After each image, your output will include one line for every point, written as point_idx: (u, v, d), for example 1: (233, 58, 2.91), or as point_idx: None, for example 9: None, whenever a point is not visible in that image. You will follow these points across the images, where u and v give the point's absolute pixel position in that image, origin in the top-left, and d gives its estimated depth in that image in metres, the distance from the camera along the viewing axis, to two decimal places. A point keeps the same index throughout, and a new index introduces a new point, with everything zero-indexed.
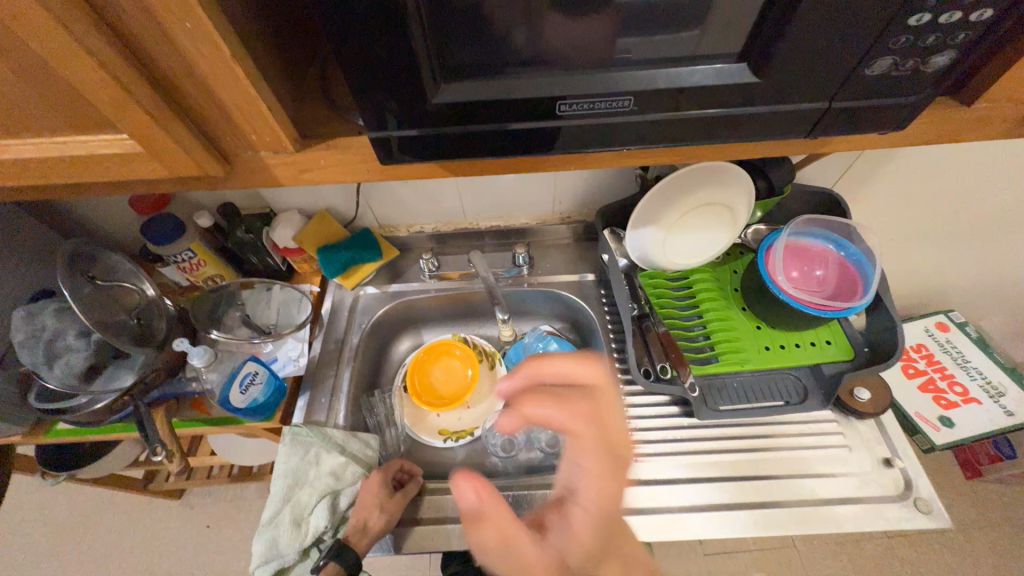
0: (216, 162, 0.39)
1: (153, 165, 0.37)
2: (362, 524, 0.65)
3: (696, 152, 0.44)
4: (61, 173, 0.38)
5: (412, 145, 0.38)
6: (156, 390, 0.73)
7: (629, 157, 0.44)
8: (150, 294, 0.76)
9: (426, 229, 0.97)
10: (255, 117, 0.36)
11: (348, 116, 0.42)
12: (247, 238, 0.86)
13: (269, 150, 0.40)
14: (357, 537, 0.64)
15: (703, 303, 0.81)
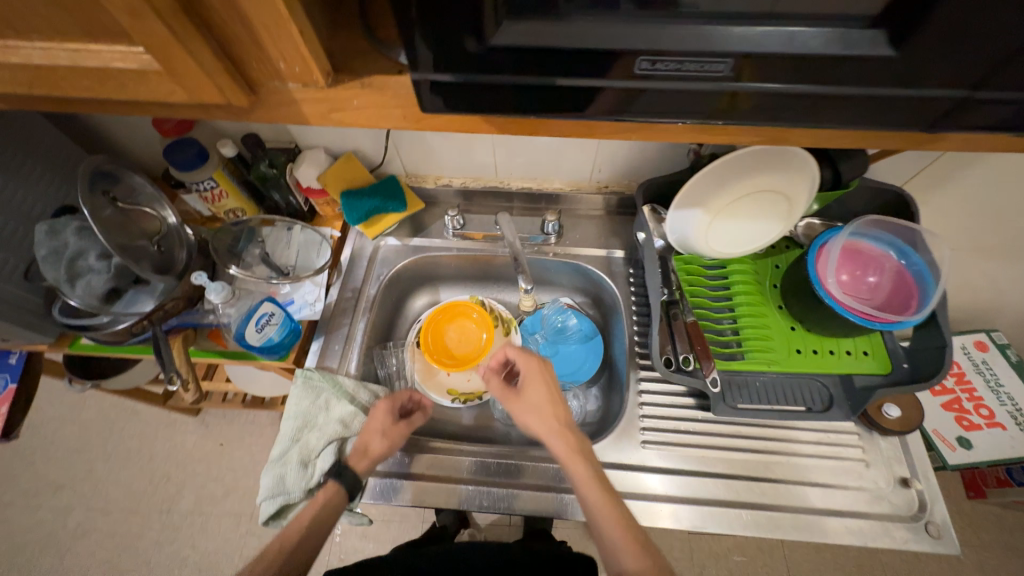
0: (240, 90, 0.35)
1: (172, 87, 0.34)
2: (364, 448, 0.65)
3: (777, 133, 0.38)
4: (73, 85, 0.35)
5: (459, 93, 0.34)
6: (175, 318, 0.74)
7: (698, 131, 0.39)
8: (172, 222, 0.75)
9: (454, 184, 0.92)
10: (285, 43, 0.32)
11: (389, 51, 0.37)
12: (270, 174, 0.83)
13: (298, 82, 0.35)
14: (356, 458, 0.65)
15: (737, 296, 0.77)
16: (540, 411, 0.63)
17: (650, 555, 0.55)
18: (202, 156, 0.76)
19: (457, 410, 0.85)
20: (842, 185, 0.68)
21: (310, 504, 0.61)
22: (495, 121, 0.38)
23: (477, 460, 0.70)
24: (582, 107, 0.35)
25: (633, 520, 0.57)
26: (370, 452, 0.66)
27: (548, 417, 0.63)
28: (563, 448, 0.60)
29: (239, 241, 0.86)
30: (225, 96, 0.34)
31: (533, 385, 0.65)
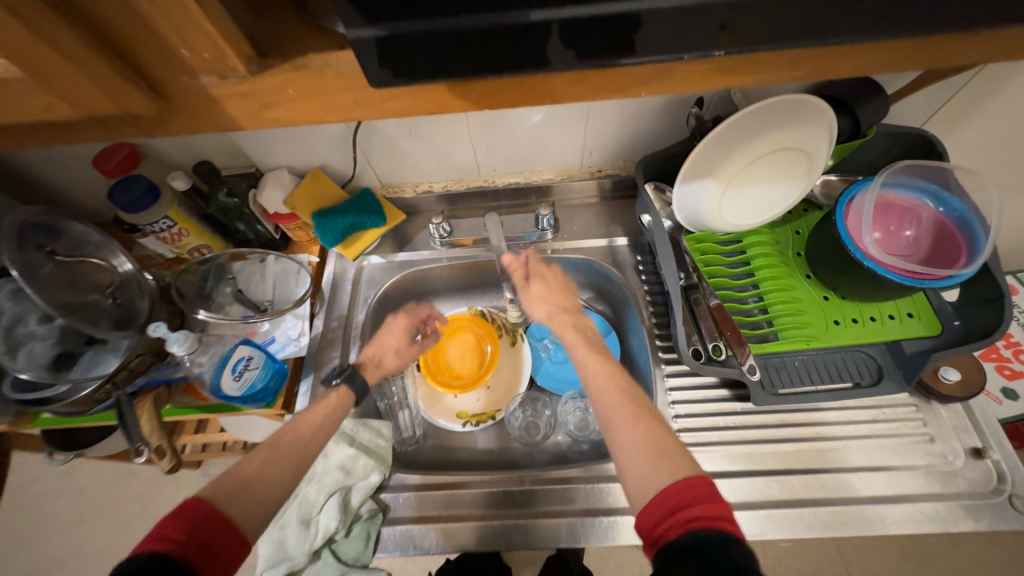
0: (143, 98, 0.28)
1: (49, 100, 0.26)
2: (382, 359, 0.68)
3: (812, 65, 0.31)
4: None
5: (413, 56, 0.27)
6: (142, 377, 0.65)
7: (714, 77, 0.32)
8: (127, 270, 0.68)
9: (435, 189, 0.85)
10: (181, 21, 0.25)
11: (323, 22, 0.30)
12: (231, 203, 0.74)
13: (212, 75, 0.28)
14: (371, 367, 0.67)
15: (759, 272, 0.70)
16: (553, 292, 0.66)
17: (640, 407, 0.51)
18: (152, 193, 0.68)
19: (470, 435, 0.77)
20: (859, 135, 0.62)
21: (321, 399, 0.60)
22: (468, 94, 0.31)
23: (496, 489, 0.62)
24: (573, 55, 0.28)
25: (626, 379, 0.55)
26: (383, 364, 0.68)
27: (558, 300, 0.66)
28: (566, 327, 0.63)
29: (207, 281, 0.78)
30: (118, 104, 0.27)
31: (538, 276, 0.67)
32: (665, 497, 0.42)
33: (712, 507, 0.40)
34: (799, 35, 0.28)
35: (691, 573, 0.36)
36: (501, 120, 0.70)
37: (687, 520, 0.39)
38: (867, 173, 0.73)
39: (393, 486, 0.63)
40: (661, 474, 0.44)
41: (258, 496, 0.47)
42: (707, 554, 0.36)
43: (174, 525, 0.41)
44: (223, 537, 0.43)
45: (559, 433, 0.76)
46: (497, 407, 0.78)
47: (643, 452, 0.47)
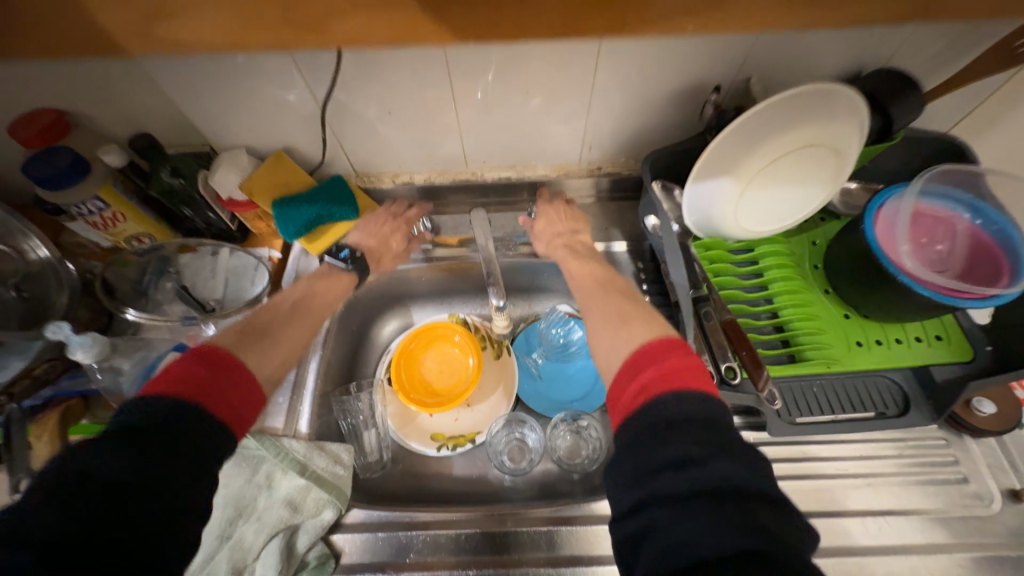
0: None
1: None
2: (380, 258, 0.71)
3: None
4: None
5: None
6: (50, 388, 0.54)
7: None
8: (44, 257, 0.57)
9: (416, 181, 0.76)
10: None
11: None
12: (176, 184, 0.64)
13: None
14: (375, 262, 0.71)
15: (774, 285, 0.63)
16: (555, 221, 0.70)
17: (614, 294, 0.59)
18: (79, 168, 0.58)
19: (445, 460, 0.68)
20: (888, 138, 0.57)
21: (327, 274, 0.66)
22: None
23: (471, 530, 0.53)
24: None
25: (603, 275, 0.63)
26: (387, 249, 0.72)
27: (558, 224, 0.70)
28: (559, 249, 0.68)
29: (145, 274, 0.68)
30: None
31: (543, 214, 0.71)
32: (633, 363, 0.48)
33: (678, 364, 0.45)
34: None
35: (655, 440, 0.40)
36: (495, 104, 0.62)
37: (650, 377, 0.45)
38: (887, 182, 0.67)
39: (348, 525, 0.54)
40: (623, 352, 0.51)
41: (278, 362, 0.53)
42: (674, 408, 0.42)
43: (187, 367, 0.43)
44: (233, 386, 0.44)
45: (548, 460, 0.67)
46: (477, 427, 0.69)
47: (611, 328, 0.54)
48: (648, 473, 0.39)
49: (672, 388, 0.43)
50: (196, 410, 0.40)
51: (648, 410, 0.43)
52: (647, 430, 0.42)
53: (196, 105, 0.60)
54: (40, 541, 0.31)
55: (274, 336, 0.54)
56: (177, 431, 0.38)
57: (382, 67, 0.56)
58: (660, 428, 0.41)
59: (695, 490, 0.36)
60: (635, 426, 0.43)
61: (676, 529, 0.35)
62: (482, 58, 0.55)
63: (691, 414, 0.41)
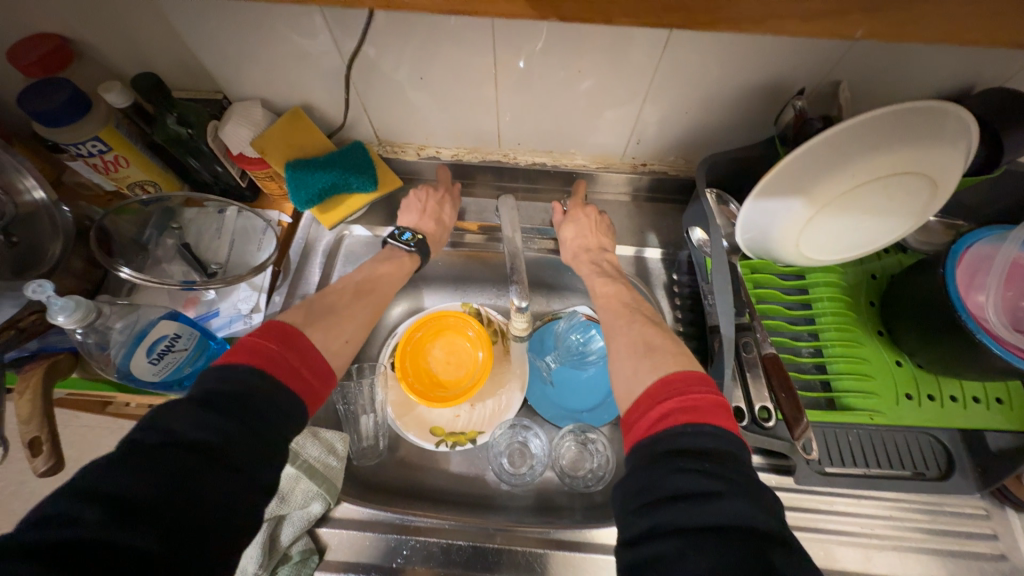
0: None
1: None
2: (438, 228, 0.66)
3: None
4: None
5: None
6: (35, 342, 0.51)
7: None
8: (38, 199, 0.54)
9: (443, 156, 0.70)
10: None
11: None
12: (183, 134, 0.59)
13: None
14: (434, 225, 0.66)
15: (822, 318, 0.57)
16: (582, 231, 0.65)
17: (638, 314, 0.55)
18: (79, 105, 0.53)
19: (442, 457, 0.65)
20: (990, 172, 0.50)
21: (391, 259, 0.61)
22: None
23: (462, 542, 0.51)
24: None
25: (630, 296, 0.58)
26: (443, 217, 0.67)
27: (587, 238, 0.65)
28: (583, 264, 0.64)
29: (145, 227, 0.64)
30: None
31: (572, 220, 0.66)
32: (655, 389, 0.43)
33: (705, 399, 0.40)
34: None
35: (665, 468, 0.36)
36: (540, 81, 0.55)
37: (673, 406, 0.41)
38: (969, 220, 0.60)
39: (336, 520, 0.52)
40: (658, 392, 0.43)
41: (346, 335, 0.49)
42: (692, 440, 0.37)
43: (259, 341, 0.41)
44: (306, 362, 0.42)
45: (548, 468, 0.63)
46: (478, 427, 0.66)
47: (638, 352, 0.49)
48: (654, 499, 0.35)
49: (697, 423, 0.38)
50: (269, 381, 0.38)
51: (666, 437, 0.38)
52: (659, 456, 0.37)
53: (209, 49, 0.54)
54: (121, 495, 0.29)
55: (335, 310, 0.51)
56: (241, 400, 0.36)
57: (420, 26, 0.49)
58: (674, 456, 0.37)
59: (709, 525, 0.32)
60: (645, 452, 0.39)
61: (679, 565, 0.31)
62: (533, 27, 0.48)
63: (711, 449, 0.37)
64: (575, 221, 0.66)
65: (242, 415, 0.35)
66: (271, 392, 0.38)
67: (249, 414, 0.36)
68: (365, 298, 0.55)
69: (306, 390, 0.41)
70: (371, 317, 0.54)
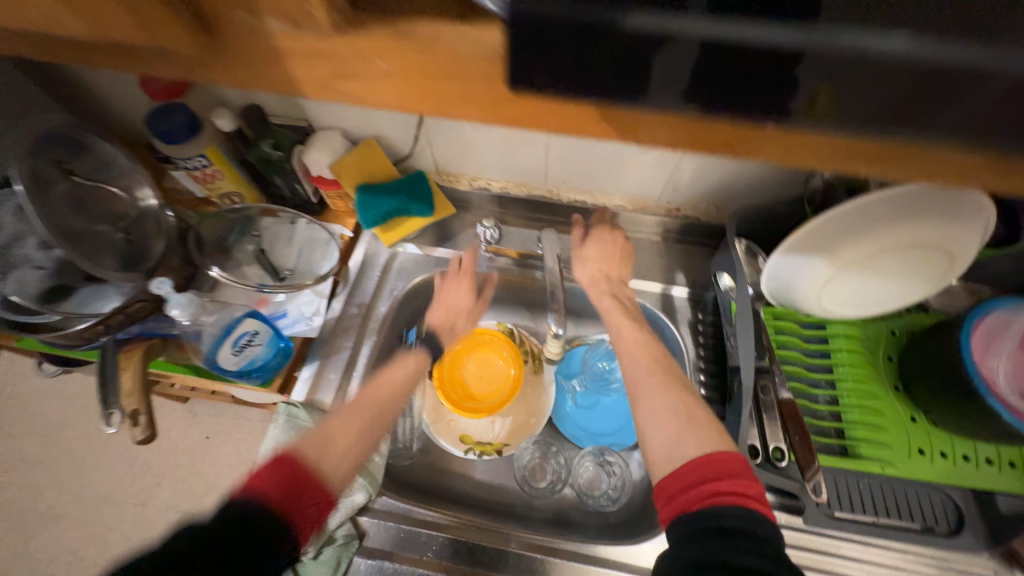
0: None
1: None
2: (454, 323, 0.68)
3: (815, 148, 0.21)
4: None
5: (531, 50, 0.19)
6: (138, 325, 0.59)
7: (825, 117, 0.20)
8: (150, 205, 0.63)
9: (492, 187, 0.77)
10: None
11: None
12: (274, 156, 0.69)
13: None
14: (447, 329, 0.68)
15: (840, 369, 0.60)
16: (603, 257, 0.69)
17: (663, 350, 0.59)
18: (193, 127, 0.62)
19: (469, 464, 0.70)
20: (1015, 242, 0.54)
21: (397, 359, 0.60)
22: (482, 58, 0.21)
23: (484, 543, 0.56)
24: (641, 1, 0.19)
25: None
26: (456, 328, 0.69)
27: (605, 265, 0.69)
28: (601, 291, 0.67)
29: (230, 232, 0.72)
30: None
31: (597, 240, 0.70)
32: (698, 467, 0.43)
33: (747, 482, 0.42)
34: (909, 89, 0.19)
35: (708, 548, 0.37)
36: None
37: (715, 487, 0.42)
38: (996, 287, 0.62)
39: (375, 510, 0.58)
40: (688, 443, 0.46)
41: (343, 454, 0.49)
42: (738, 522, 0.38)
43: (273, 474, 0.43)
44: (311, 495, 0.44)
45: (566, 485, 0.68)
46: (505, 440, 0.70)
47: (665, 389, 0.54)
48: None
49: (747, 505, 0.40)
50: (266, 516, 0.40)
51: (710, 516, 0.40)
52: (702, 533, 0.39)
53: None
54: None
55: (332, 433, 0.50)
56: (239, 533, 0.38)
57: None
58: (717, 538, 0.38)
59: None
60: (687, 528, 0.40)
61: None
62: None
63: (750, 532, 0.38)
64: (594, 249, 0.70)
65: (237, 538, 0.38)
66: (267, 526, 0.40)
67: (242, 538, 0.38)
68: (366, 414, 0.53)
69: (301, 521, 0.42)
70: (368, 434, 0.52)
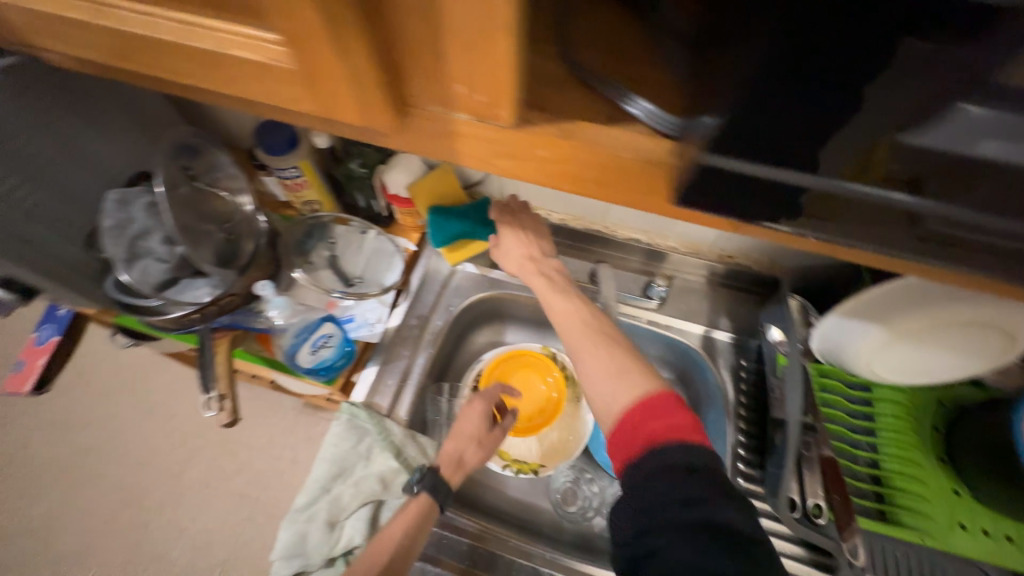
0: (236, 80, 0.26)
1: (188, 73, 0.27)
2: (462, 456, 0.63)
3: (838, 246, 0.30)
4: (83, 44, 0.28)
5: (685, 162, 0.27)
6: (227, 316, 0.65)
7: (834, 225, 0.29)
8: (246, 210, 0.70)
9: (552, 217, 0.81)
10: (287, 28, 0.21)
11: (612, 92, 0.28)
12: (359, 173, 0.76)
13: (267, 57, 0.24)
14: (453, 468, 0.62)
15: (883, 433, 0.61)
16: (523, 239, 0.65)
17: None
18: (293, 143, 0.69)
19: (503, 479, 0.73)
20: None
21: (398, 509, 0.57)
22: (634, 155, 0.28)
23: (519, 559, 0.61)
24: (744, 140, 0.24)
25: None
26: (465, 461, 0.63)
27: (524, 246, 0.65)
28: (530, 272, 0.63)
29: (309, 237, 0.78)
30: (94, 33, 0.27)
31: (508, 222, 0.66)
32: (636, 412, 0.46)
33: (686, 421, 0.44)
34: (923, 220, 0.26)
35: (652, 482, 0.41)
36: None
37: (653, 428, 0.44)
38: None
39: None
40: (623, 398, 0.48)
41: None
42: (679, 455, 0.41)
43: None
44: None
45: (595, 513, 0.70)
46: (543, 460, 0.73)
47: None
48: (653, 515, 0.39)
49: (684, 440, 0.42)
50: None
51: (657, 459, 0.42)
52: (650, 473, 0.41)
53: None
54: None
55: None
56: None
57: None
58: (661, 475, 0.40)
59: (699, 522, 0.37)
60: (634, 474, 0.42)
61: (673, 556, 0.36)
62: None
63: (695, 463, 0.40)
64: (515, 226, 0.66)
65: None
66: None
67: None
68: None
69: None
70: None
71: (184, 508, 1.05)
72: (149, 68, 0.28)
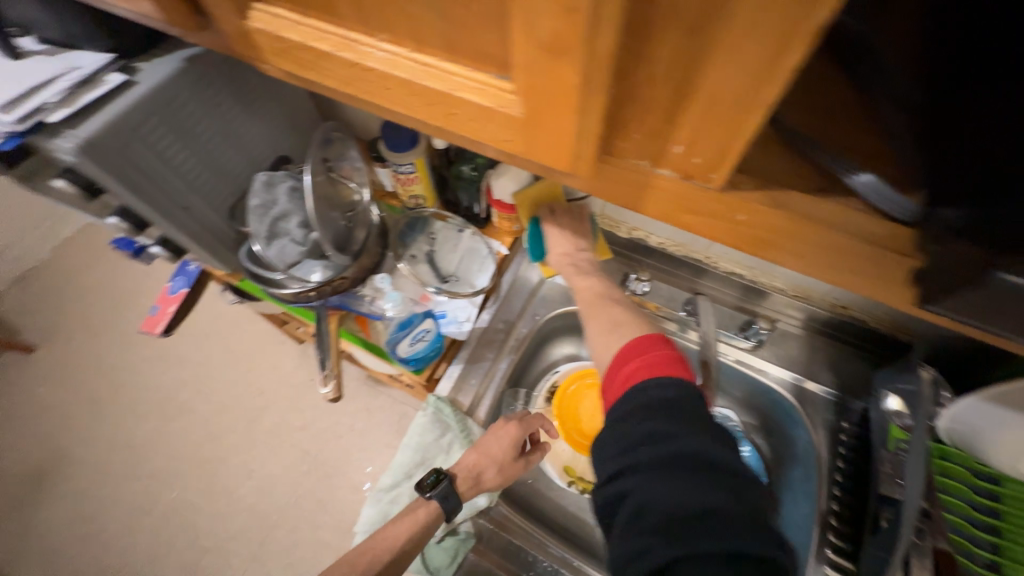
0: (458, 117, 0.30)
1: (414, 106, 0.31)
2: (480, 474, 0.61)
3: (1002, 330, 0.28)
4: (322, 69, 0.33)
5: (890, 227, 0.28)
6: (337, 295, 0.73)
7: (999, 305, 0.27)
8: (362, 200, 0.74)
9: (650, 240, 0.78)
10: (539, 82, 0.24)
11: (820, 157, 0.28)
12: (469, 175, 0.78)
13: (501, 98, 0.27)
14: (468, 483, 0.61)
15: (1013, 536, 0.53)
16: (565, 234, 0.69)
17: None
18: (414, 142, 0.73)
19: (563, 495, 0.73)
20: None
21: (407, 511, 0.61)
22: (829, 218, 0.28)
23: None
24: (951, 224, 0.25)
25: None
26: (482, 481, 0.62)
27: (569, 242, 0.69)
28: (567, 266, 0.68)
29: (411, 230, 0.82)
30: (340, 66, 0.31)
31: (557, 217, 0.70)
32: (623, 354, 0.50)
33: (661, 355, 0.47)
34: None
35: (632, 416, 0.43)
36: None
37: (636, 368, 0.47)
38: None
39: (494, 516, 0.66)
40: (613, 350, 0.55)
41: None
42: (657, 392, 0.43)
43: None
44: None
45: None
46: None
47: None
48: (631, 446, 0.41)
49: (661, 374, 0.45)
50: None
51: (634, 393, 0.45)
52: (630, 411, 0.43)
53: None
54: None
55: None
56: None
57: None
58: (641, 413, 0.42)
59: (670, 457, 0.38)
60: (616, 412, 0.45)
61: (650, 489, 0.37)
62: None
63: (672, 399, 0.42)
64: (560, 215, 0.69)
65: None
66: None
67: None
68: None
69: None
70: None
71: (256, 453, 1.15)
72: (381, 99, 0.32)
